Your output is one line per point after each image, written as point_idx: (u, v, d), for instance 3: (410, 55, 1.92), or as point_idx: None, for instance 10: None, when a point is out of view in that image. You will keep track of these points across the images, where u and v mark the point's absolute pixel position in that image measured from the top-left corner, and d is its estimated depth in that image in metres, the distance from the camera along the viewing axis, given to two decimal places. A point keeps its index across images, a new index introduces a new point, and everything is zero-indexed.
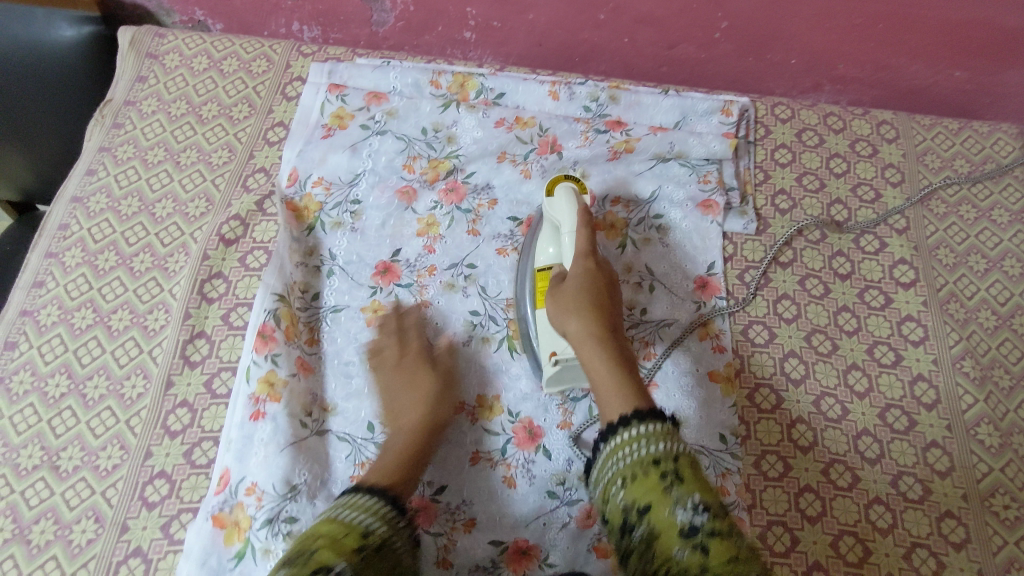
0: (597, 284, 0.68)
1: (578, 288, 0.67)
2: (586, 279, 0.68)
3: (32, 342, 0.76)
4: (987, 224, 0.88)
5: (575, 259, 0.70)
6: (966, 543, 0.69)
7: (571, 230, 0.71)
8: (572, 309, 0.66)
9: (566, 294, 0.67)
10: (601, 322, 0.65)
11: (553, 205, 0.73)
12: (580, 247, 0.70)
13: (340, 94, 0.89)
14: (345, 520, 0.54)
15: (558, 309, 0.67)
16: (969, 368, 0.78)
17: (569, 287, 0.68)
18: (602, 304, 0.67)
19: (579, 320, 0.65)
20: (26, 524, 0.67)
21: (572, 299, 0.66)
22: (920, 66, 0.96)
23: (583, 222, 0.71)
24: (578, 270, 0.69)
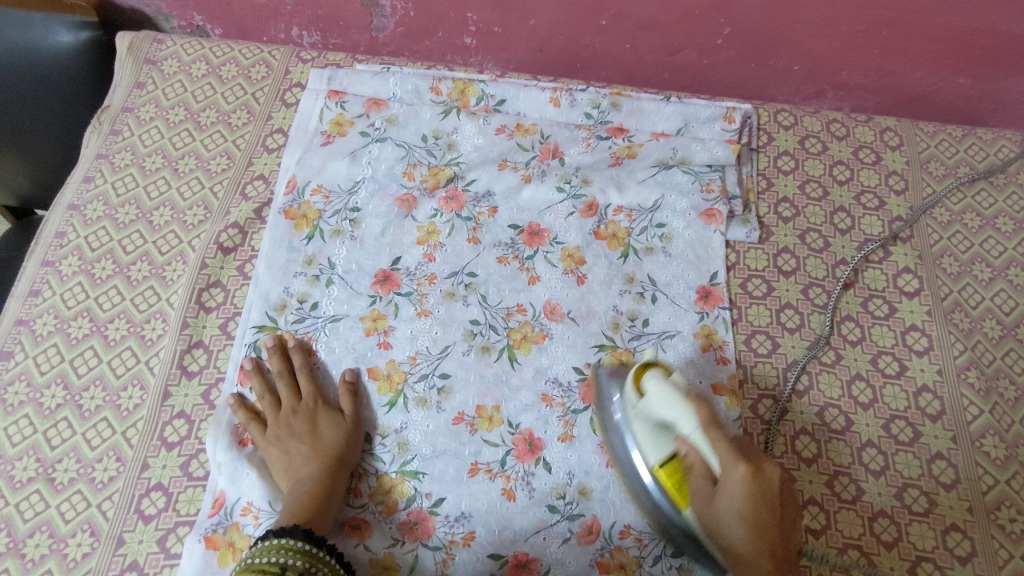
0: (756, 499, 0.57)
1: (734, 518, 0.58)
2: (738, 502, 0.57)
3: (28, 352, 0.75)
4: (992, 233, 0.87)
5: (725, 472, 0.57)
6: (972, 556, 0.68)
7: (698, 427, 0.60)
8: (730, 530, 0.58)
9: (721, 519, 0.59)
10: (766, 546, 0.58)
11: (653, 402, 0.63)
12: (721, 455, 0.58)
13: (340, 101, 0.88)
14: (260, 563, 0.54)
15: (711, 526, 0.60)
16: (974, 379, 0.77)
17: (723, 515, 0.58)
18: (764, 519, 0.58)
19: (742, 546, 0.59)
20: (20, 537, 0.66)
21: (726, 528, 0.59)
22: (924, 73, 0.95)
23: (706, 417, 0.60)
24: (728, 488, 0.57)
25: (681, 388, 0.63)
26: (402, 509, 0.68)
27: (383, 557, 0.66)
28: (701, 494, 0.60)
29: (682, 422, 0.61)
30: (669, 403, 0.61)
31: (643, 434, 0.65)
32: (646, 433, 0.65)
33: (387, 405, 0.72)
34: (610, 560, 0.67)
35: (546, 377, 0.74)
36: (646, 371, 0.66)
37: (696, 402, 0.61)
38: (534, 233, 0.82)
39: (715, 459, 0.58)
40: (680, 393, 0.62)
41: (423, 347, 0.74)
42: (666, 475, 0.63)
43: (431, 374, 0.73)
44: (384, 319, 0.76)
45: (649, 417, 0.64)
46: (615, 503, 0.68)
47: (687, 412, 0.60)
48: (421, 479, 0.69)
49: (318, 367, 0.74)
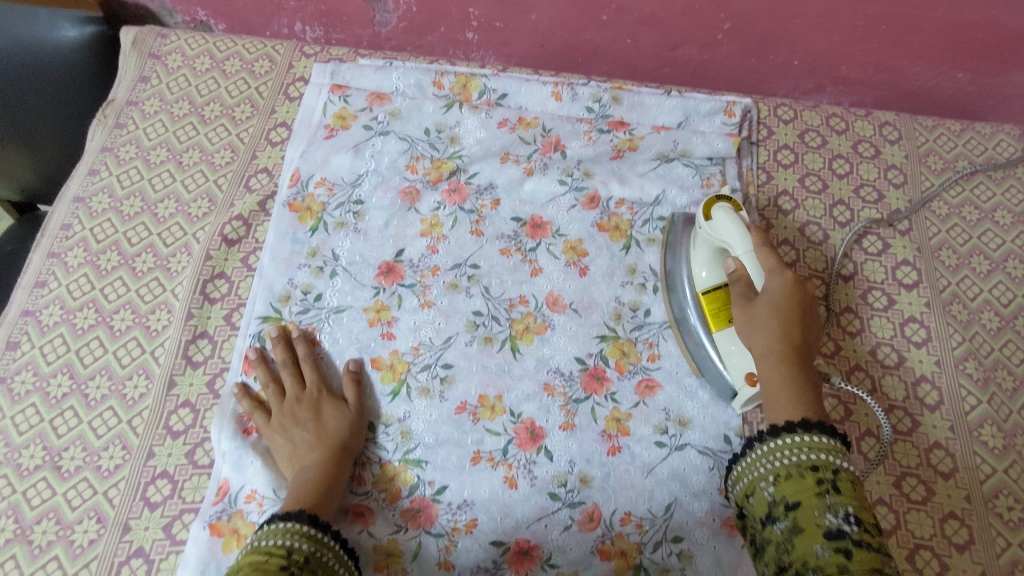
0: (790, 303, 0.64)
1: (766, 310, 0.64)
2: (774, 300, 0.64)
3: (35, 342, 0.76)
4: (990, 226, 0.88)
5: (768, 276, 0.65)
6: (969, 544, 0.69)
7: (749, 247, 0.68)
8: (758, 327, 0.64)
9: (754, 315, 0.65)
10: (789, 347, 0.62)
11: (714, 226, 0.72)
12: (765, 263, 0.66)
13: (343, 94, 0.89)
14: (266, 545, 0.55)
15: (744, 325, 0.66)
16: (972, 369, 0.78)
17: (755, 310, 0.65)
18: (793, 329, 0.63)
19: (763, 344, 0.63)
20: (28, 524, 0.67)
21: (756, 326, 0.64)
22: (923, 67, 0.96)
23: (758, 241, 0.68)
24: (768, 290, 0.65)
25: (745, 220, 0.71)
26: (405, 497, 0.68)
27: (387, 544, 0.66)
28: (739, 296, 0.67)
29: (734, 243, 0.69)
30: (727, 225, 0.70)
31: (698, 262, 0.75)
32: (700, 259, 0.74)
33: (390, 394, 0.72)
34: (611, 547, 0.67)
35: (548, 367, 0.74)
36: (715, 203, 0.74)
37: (753, 233, 0.69)
38: (536, 225, 0.82)
39: (758, 271, 0.67)
40: (742, 221, 0.70)
41: (426, 338, 0.75)
42: (709, 299, 0.72)
43: (433, 364, 0.74)
44: (388, 310, 0.76)
45: (710, 243, 0.73)
46: (616, 491, 0.69)
47: (742, 233, 0.69)
48: (424, 468, 0.69)
49: (323, 356, 0.75)
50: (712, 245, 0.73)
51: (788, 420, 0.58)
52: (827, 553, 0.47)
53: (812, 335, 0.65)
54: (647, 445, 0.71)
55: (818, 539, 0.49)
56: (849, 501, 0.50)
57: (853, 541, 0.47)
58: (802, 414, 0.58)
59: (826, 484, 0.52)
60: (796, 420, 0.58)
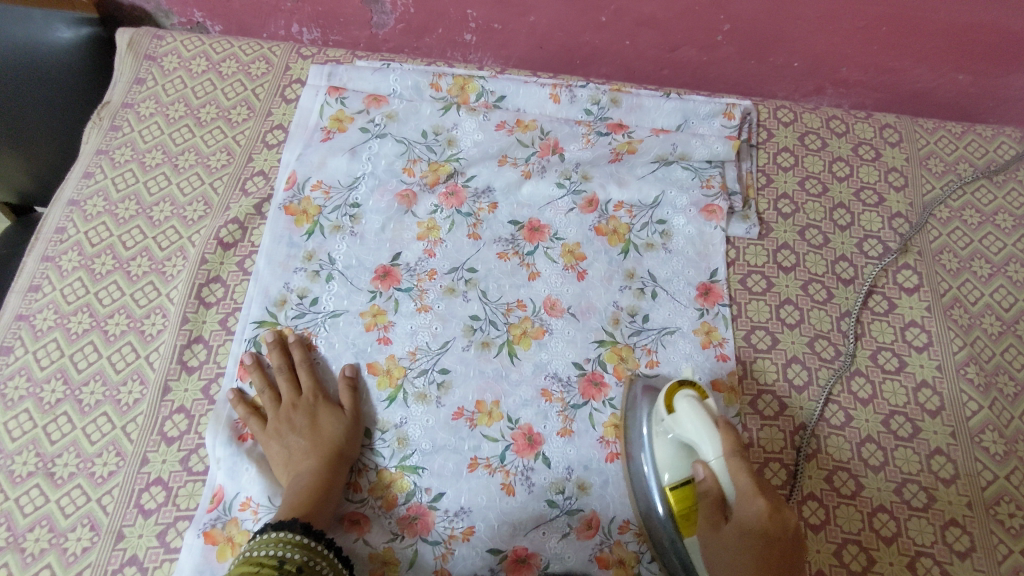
0: (766, 535, 0.55)
1: (736, 548, 0.56)
2: (747, 537, 0.55)
3: (28, 347, 0.75)
4: (992, 229, 0.87)
5: (746, 502, 0.55)
6: (971, 551, 0.68)
7: (718, 452, 0.58)
8: (730, 571, 0.56)
9: (724, 552, 0.57)
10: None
11: (676, 415, 0.62)
12: (739, 482, 0.56)
13: (339, 97, 0.88)
14: (258, 556, 0.54)
15: (714, 559, 0.58)
16: (974, 374, 0.77)
17: (726, 544, 0.57)
18: (771, 563, 0.55)
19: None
20: (20, 532, 0.66)
21: (729, 563, 0.56)
22: (924, 69, 0.95)
23: (732, 447, 0.58)
24: (740, 516, 0.56)
25: (713, 413, 0.61)
26: (401, 504, 0.68)
27: (383, 552, 0.66)
28: (709, 519, 0.58)
29: (703, 448, 0.59)
30: (691, 420, 0.60)
31: (663, 459, 0.64)
32: (665, 455, 0.64)
33: (387, 399, 0.72)
34: (609, 555, 0.67)
35: (546, 372, 0.74)
36: (678, 388, 0.64)
37: (721, 430, 0.59)
38: (534, 229, 0.82)
39: (731, 489, 0.57)
40: (707, 414, 0.60)
41: (423, 343, 0.74)
42: (677, 501, 0.62)
43: (431, 369, 0.73)
44: (384, 315, 0.76)
45: (674, 438, 0.63)
46: (614, 498, 0.69)
47: (710, 436, 0.59)
48: (421, 474, 0.69)
49: (319, 361, 0.74)
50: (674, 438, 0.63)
51: None
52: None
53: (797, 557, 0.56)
54: None
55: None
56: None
57: None
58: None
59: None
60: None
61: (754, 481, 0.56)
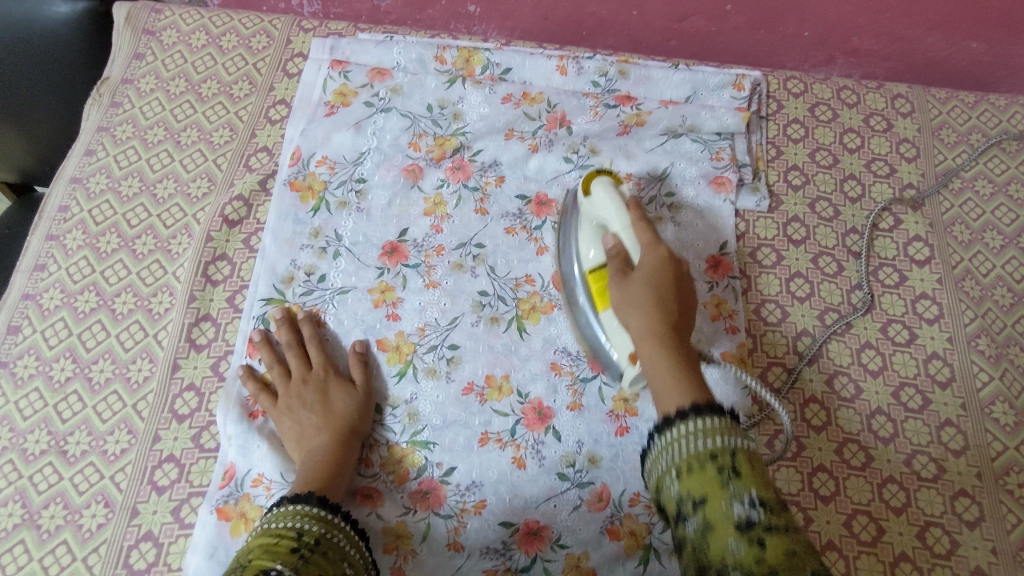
0: (664, 274, 0.63)
1: (640, 285, 0.62)
2: (649, 273, 0.63)
3: (36, 327, 0.75)
4: (1004, 200, 0.86)
5: (644, 248, 0.65)
6: (980, 521, 0.69)
7: (629, 222, 0.68)
8: (634, 308, 0.61)
9: (628, 292, 0.63)
10: (664, 318, 0.60)
11: (595, 200, 0.71)
12: (643, 238, 0.66)
13: (342, 70, 0.86)
14: (277, 527, 0.54)
15: (620, 303, 0.63)
16: (985, 346, 0.77)
17: (631, 286, 0.63)
18: (667, 299, 0.61)
19: (639, 321, 0.60)
20: (35, 509, 0.66)
21: (632, 296, 0.62)
22: (937, 38, 0.93)
23: (636, 217, 0.68)
24: (644, 262, 0.64)
25: (625, 197, 0.70)
26: (413, 478, 0.68)
27: (396, 526, 0.66)
28: (617, 270, 0.65)
29: (614, 218, 0.68)
30: (607, 204, 0.69)
31: (585, 241, 0.71)
32: (586, 236, 0.71)
33: (397, 375, 0.72)
34: (620, 527, 0.67)
35: (555, 347, 0.74)
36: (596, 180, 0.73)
37: (631, 206, 0.68)
38: (542, 203, 0.81)
39: (636, 245, 0.66)
40: (619, 196, 0.70)
41: (432, 318, 0.74)
42: (596, 275, 0.69)
43: (440, 345, 0.73)
44: (393, 291, 0.75)
45: (592, 223, 0.71)
46: (625, 471, 0.69)
47: (621, 210, 0.68)
48: (432, 449, 0.69)
49: (328, 337, 0.74)
50: (594, 222, 0.71)
51: (679, 409, 0.51)
52: (743, 547, 0.43)
53: (687, 306, 0.63)
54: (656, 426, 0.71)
55: (732, 534, 0.43)
56: (754, 490, 0.45)
57: (765, 530, 0.43)
58: (688, 400, 0.52)
59: (727, 470, 0.46)
60: (683, 403, 0.52)
61: (656, 241, 0.66)
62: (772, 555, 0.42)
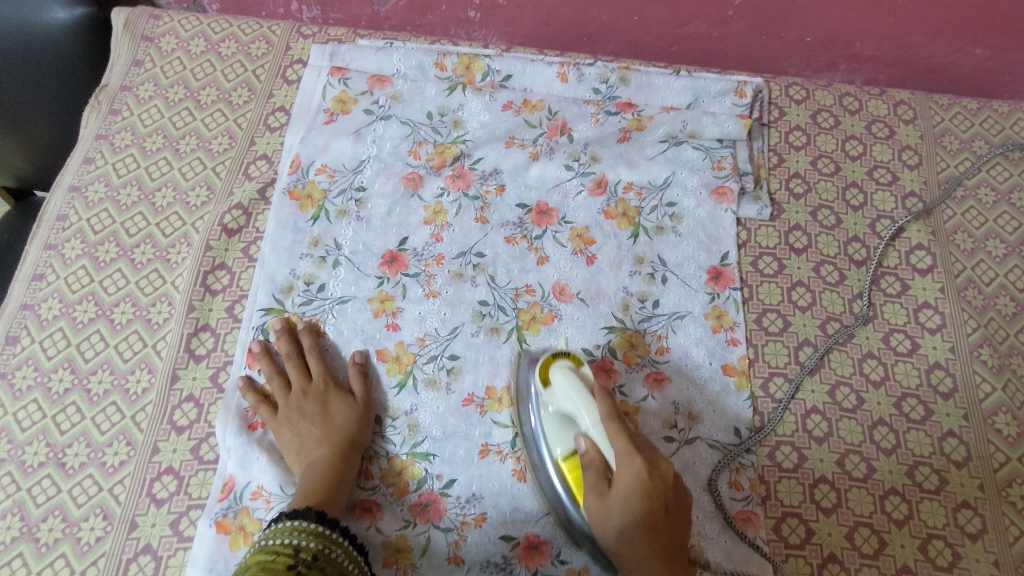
0: (645, 495, 0.56)
1: (624, 519, 0.57)
2: (627, 497, 0.57)
3: (34, 337, 0.75)
4: (1007, 208, 0.86)
5: (621, 462, 0.58)
6: (982, 533, 0.69)
7: (597, 420, 0.61)
8: (626, 540, 0.57)
9: (609, 522, 0.59)
10: (656, 543, 0.57)
11: (555, 391, 0.65)
12: (616, 448, 0.58)
13: (342, 77, 0.86)
14: (274, 544, 0.54)
15: (601, 528, 0.60)
16: (987, 356, 0.77)
17: (613, 512, 0.58)
18: (655, 515, 0.57)
19: (637, 552, 0.57)
20: (34, 522, 0.66)
21: (624, 539, 0.58)
22: (940, 44, 0.93)
23: (605, 410, 0.61)
24: (621, 481, 0.58)
25: (587, 379, 0.65)
26: (413, 491, 0.68)
27: (396, 540, 0.66)
28: (593, 489, 0.60)
29: (581, 414, 0.62)
30: (571, 395, 0.63)
31: (553, 434, 0.65)
32: (552, 428, 0.65)
33: (397, 386, 0.71)
34: None
35: None
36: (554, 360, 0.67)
37: (598, 396, 0.62)
38: (542, 212, 0.80)
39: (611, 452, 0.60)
40: (583, 388, 0.64)
41: (432, 328, 0.74)
42: (570, 468, 0.64)
43: (440, 355, 0.73)
44: (392, 301, 0.75)
45: (556, 411, 0.65)
46: None
47: (587, 404, 0.62)
48: (432, 461, 0.69)
49: (328, 348, 0.74)
50: (558, 411, 0.65)
51: None
52: None
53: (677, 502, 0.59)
54: (656, 439, 0.71)
55: None
56: None
57: None
58: None
59: None
60: None
61: (631, 443, 0.59)
62: None
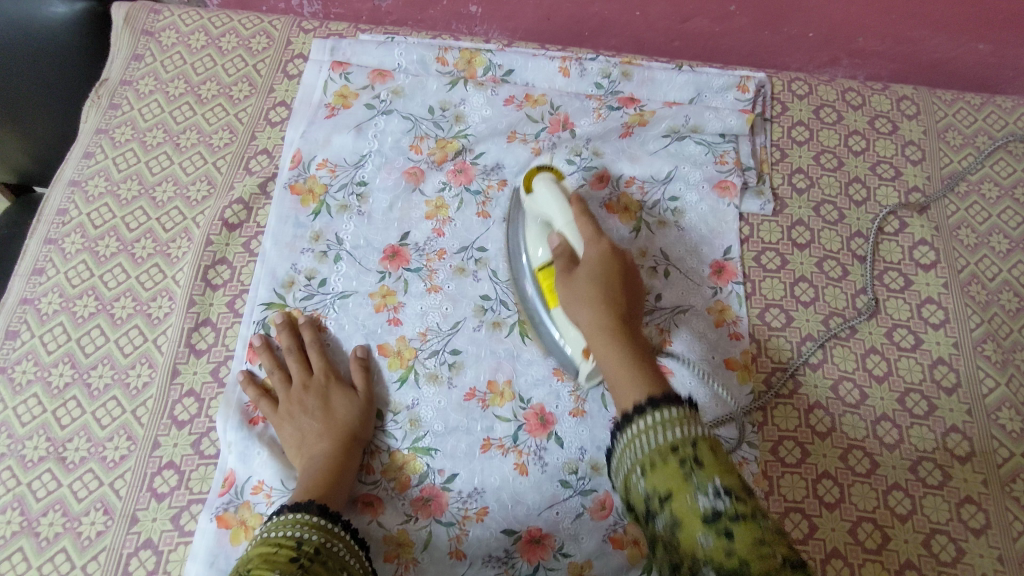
0: (606, 270, 0.62)
1: (585, 280, 0.62)
2: (592, 268, 0.63)
3: (34, 331, 0.74)
4: (1010, 203, 0.85)
5: (587, 245, 0.64)
6: (986, 528, 0.68)
7: (569, 216, 0.67)
8: (581, 302, 0.61)
9: (574, 287, 0.63)
10: (611, 308, 0.60)
11: (536, 198, 0.70)
12: (584, 233, 0.65)
13: (343, 72, 0.85)
14: (276, 536, 0.54)
15: (567, 298, 0.63)
16: (991, 351, 0.76)
17: (576, 282, 0.62)
18: (612, 289, 0.61)
19: (589, 316, 0.60)
20: (34, 517, 0.66)
21: (581, 307, 0.61)
22: (943, 39, 0.92)
23: (579, 210, 0.67)
24: (587, 262, 0.63)
25: (567, 191, 0.70)
26: (415, 485, 0.67)
27: (397, 534, 0.66)
28: (562, 266, 0.65)
29: (556, 215, 0.68)
30: (548, 199, 0.69)
31: (534, 238, 0.71)
32: (533, 234, 0.71)
33: (398, 381, 0.71)
34: (623, 535, 0.66)
35: None
36: (538, 173, 0.71)
37: (573, 201, 0.68)
38: None
39: (579, 241, 0.66)
40: (561, 191, 0.69)
41: (433, 323, 0.73)
42: (544, 274, 0.69)
43: (441, 350, 0.72)
44: (394, 295, 0.75)
45: (536, 218, 0.71)
46: None
47: (563, 206, 0.67)
48: (434, 456, 0.68)
49: (329, 342, 0.73)
50: (539, 221, 0.71)
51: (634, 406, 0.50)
52: (711, 541, 0.41)
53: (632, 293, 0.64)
54: None
55: (698, 529, 0.41)
56: (715, 474, 0.43)
57: (731, 519, 0.41)
58: (646, 393, 0.50)
59: (690, 463, 0.44)
60: (642, 401, 0.50)
61: (598, 233, 0.66)
62: (739, 543, 0.40)
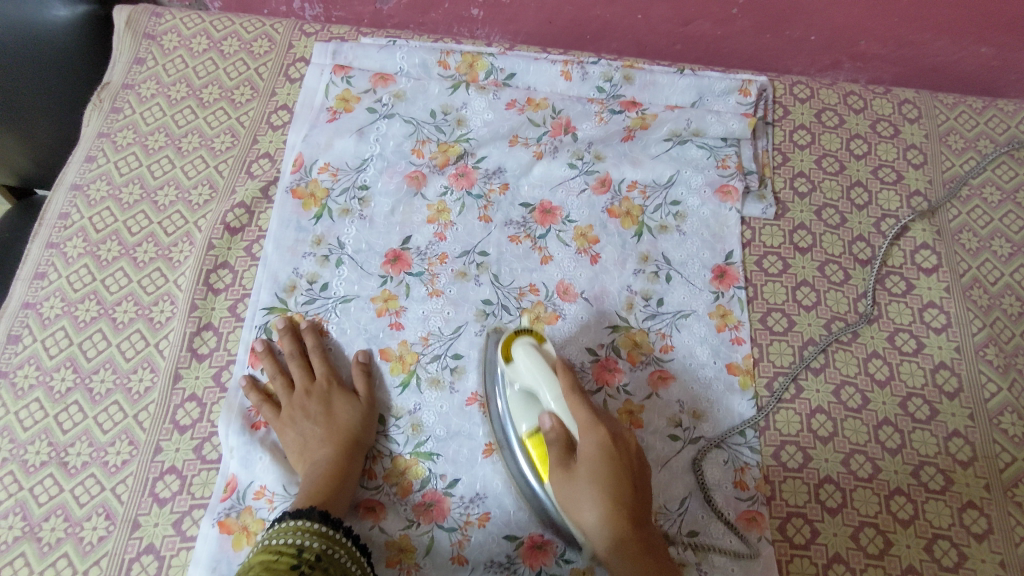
0: (610, 468, 0.57)
1: (590, 487, 0.57)
2: (592, 466, 0.58)
3: (36, 336, 0.74)
4: (1012, 207, 0.85)
5: (585, 433, 0.59)
6: (988, 533, 0.68)
7: (559, 395, 0.61)
8: (591, 513, 0.57)
9: (576, 489, 0.58)
10: (624, 513, 0.57)
11: (519, 366, 0.65)
12: (579, 418, 0.60)
13: (345, 76, 0.85)
14: (277, 544, 0.53)
15: (568, 500, 0.59)
16: (993, 356, 0.76)
17: (580, 489, 0.58)
18: (621, 491, 0.57)
19: (602, 531, 0.57)
20: (36, 522, 0.66)
21: (590, 513, 0.57)
22: (945, 42, 0.92)
23: (569, 384, 0.61)
24: (586, 452, 0.59)
25: (551, 355, 0.65)
26: (417, 491, 0.67)
27: (399, 539, 0.66)
28: (558, 467, 0.60)
29: (545, 392, 0.62)
30: (533, 369, 0.63)
31: (518, 408, 0.65)
32: (516, 403, 0.66)
33: (400, 385, 0.71)
34: None
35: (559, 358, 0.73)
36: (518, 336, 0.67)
37: (561, 371, 0.62)
38: (546, 211, 0.80)
39: (574, 425, 0.60)
40: (547, 359, 0.64)
41: (435, 328, 0.73)
42: (535, 444, 0.64)
43: (443, 355, 0.72)
44: (395, 300, 0.74)
45: (520, 388, 0.65)
46: None
47: (550, 380, 0.62)
48: (436, 461, 0.68)
49: (331, 347, 0.73)
50: (522, 388, 0.65)
51: None
52: None
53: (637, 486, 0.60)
54: (660, 437, 0.71)
55: None
56: None
57: None
58: None
59: None
60: None
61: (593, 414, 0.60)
62: None
